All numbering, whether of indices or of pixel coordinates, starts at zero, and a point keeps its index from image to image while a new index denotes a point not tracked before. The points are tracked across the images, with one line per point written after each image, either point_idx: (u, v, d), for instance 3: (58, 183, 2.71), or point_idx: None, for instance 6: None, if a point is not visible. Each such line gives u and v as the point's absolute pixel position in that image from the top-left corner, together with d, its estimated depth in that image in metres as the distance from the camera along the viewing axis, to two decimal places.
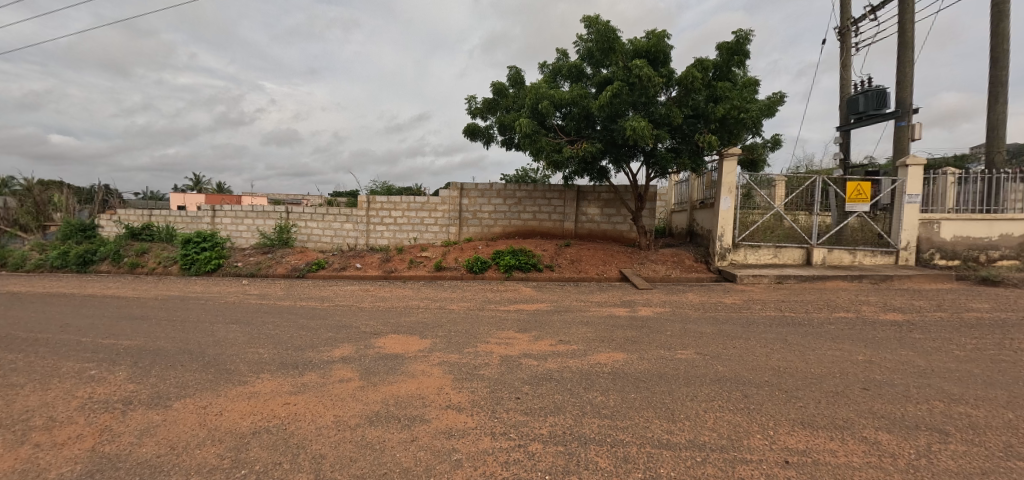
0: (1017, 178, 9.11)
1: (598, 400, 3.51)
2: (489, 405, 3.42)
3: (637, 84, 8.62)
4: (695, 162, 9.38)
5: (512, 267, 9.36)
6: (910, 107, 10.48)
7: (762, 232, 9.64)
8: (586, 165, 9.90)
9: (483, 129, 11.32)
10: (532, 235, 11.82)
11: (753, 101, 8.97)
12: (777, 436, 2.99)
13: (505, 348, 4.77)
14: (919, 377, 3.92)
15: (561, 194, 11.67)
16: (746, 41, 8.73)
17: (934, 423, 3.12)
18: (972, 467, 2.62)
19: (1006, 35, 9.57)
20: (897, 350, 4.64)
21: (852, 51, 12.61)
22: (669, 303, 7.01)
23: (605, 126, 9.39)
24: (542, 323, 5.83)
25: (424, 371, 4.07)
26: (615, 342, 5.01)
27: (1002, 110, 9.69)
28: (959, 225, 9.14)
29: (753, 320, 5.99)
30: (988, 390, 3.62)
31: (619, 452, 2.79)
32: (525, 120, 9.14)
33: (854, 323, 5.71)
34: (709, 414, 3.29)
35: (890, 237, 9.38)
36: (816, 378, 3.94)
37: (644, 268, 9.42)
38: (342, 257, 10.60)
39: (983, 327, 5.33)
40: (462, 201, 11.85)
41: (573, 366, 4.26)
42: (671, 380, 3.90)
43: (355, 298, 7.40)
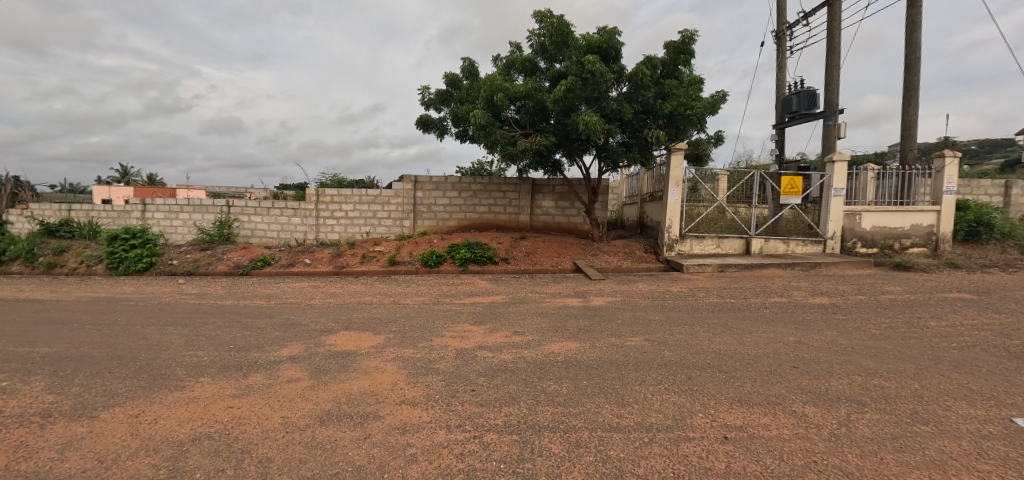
0: (926, 174, 10.09)
1: (552, 388, 3.59)
2: (445, 398, 3.41)
3: (590, 79, 8.80)
4: (645, 156, 9.69)
5: (467, 260, 9.33)
6: (836, 107, 11.28)
7: (706, 223, 10.13)
8: (540, 158, 10.00)
9: (436, 121, 11.17)
10: (488, 228, 11.84)
11: (698, 98, 9.37)
12: (717, 414, 3.17)
13: (460, 341, 4.77)
14: (841, 355, 4.27)
15: (516, 187, 11.74)
16: (691, 41, 9.09)
17: (853, 395, 3.43)
18: (885, 432, 2.90)
19: (918, 44, 10.49)
20: (823, 331, 5.04)
21: (786, 54, 13.39)
22: (620, 293, 7.24)
23: (559, 120, 9.51)
24: (497, 314, 5.89)
25: (378, 368, 4.00)
26: (568, 332, 5.13)
27: (914, 112, 10.63)
28: (877, 216, 9.97)
29: (697, 306, 6.31)
30: (899, 364, 4.01)
31: (571, 438, 2.88)
32: (480, 112, 9.09)
33: (786, 307, 6.14)
34: (657, 397, 3.44)
35: (819, 228, 10.12)
36: (752, 359, 4.21)
37: (597, 259, 9.66)
38: (290, 253, 10.17)
39: (895, 307, 5.88)
40: (417, 195, 11.66)
41: (528, 356, 4.33)
42: (622, 367, 4.05)
43: (304, 295, 7.14)
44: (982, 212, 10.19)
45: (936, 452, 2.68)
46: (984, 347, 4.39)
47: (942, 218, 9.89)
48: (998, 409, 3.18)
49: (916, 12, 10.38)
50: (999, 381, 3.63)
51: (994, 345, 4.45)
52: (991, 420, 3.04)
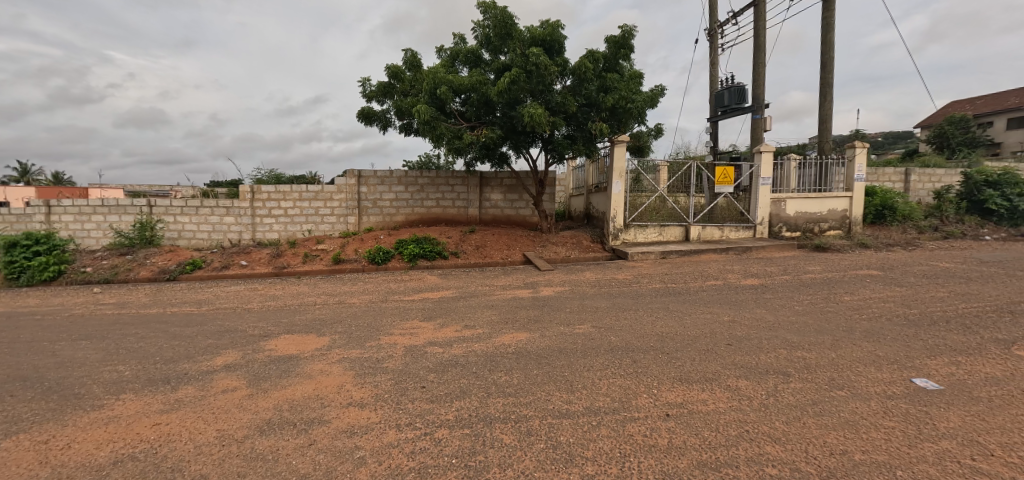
0: (840, 164, 11.02)
1: (502, 380, 3.62)
2: (394, 397, 3.35)
3: (534, 72, 8.84)
4: (589, 148, 9.88)
5: (416, 256, 9.17)
6: (762, 102, 12.03)
7: (648, 213, 10.52)
8: (487, 151, 9.96)
9: (379, 113, 10.84)
10: (436, 222, 11.68)
11: (639, 92, 9.67)
12: (660, 394, 3.32)
13: (410, 338, 4.69)
14: (769, 330, 4.61)
15: (464, 181, 11.66)
16: (631, 36, 9.34)
17: (780, 367, 3.70)
18: (807, 399, 3.16)
19: (832, 44, 11.36)
20: (753, 309, 5.41)
21: (718, 51, 14.09)
22: (568, 282, 7.39)
23: (505, 113, 9.51)
24: (448, 309, 5.85)
25: (323, 371, 3.85)
26: (518, 323, 5.20)
27: (829, 107, 11.53)
28: (799, 202, 10.76)
29: (641, 292, 6.57)
30: (819, 336, 4.37)
31: (522, 427, 2.91)
32: (424, 105, 8.91)
33: (721, 289, 6.52)
34: (604, 381, 3.56)
35: (750, 214, 10.79)
36: (691, 339, 4.44)
37: (545, 250, 9.80)
38: (223, 255, 9.56)
39: (816, 285, 6.41)
40: (361, 190, 11.29)
41: (479, 349, 4.33)
42: (570, 354, 4.14)
43: (240, 298, 6.74)
44: (886, 196, 11.27)
45: (850, 413, 2.96)
46: (889, 317, 4.88)
47: (854, 203, 10.83)
48: (900, 372, 3.54)
49: (830, 14, 11.23)
50: (901, 346, 4.05)
51: (897, 315, 4.96)
52: (895, 381, 3.39)
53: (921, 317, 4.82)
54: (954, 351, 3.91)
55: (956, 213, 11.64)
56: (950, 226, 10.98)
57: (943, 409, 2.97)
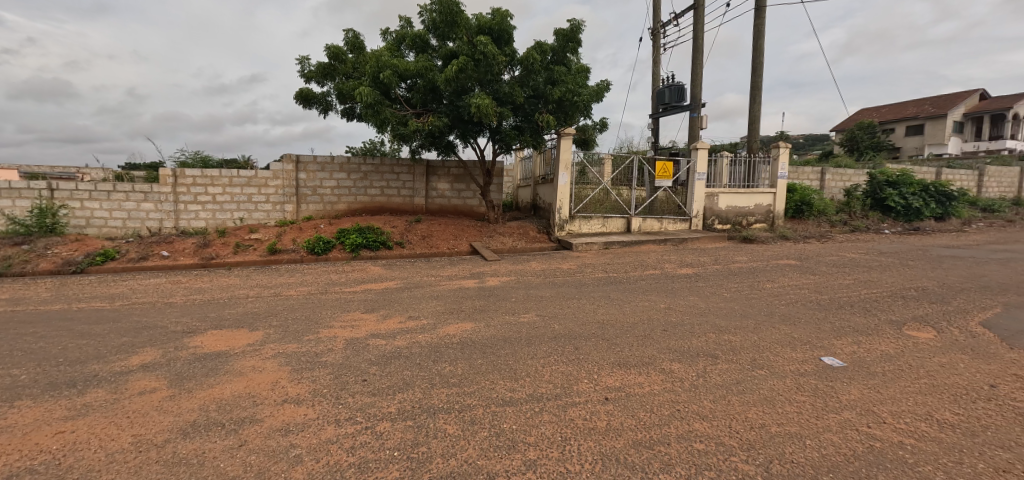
0: (767, 162, 11.83)
1: (447, 370, 3.61)
2: (333, 392, 3.25)
3: (482, 61, 8.75)
4: (536, 140, 9.95)
5: (358, 246, 8.88)
6: (699, 101, 12.63)
7: (592, 204, 10.80)
8: (433, 138, 9.78)
9: (319, 96, 10.33)
10: (380, 211, 11.37)
11: (585, 86, 9.83)
12: (600, 379, 3.45)
13: (351, 331, 4.56)
14: (700, 316, 4.91)
15: (410, 169, 11.41)
16: (579, 31, 9.46)
17: (709, 350, 3.95)
18: (732, 379, 3.40)
19: (762, 49, 12.09)
20: (687, 297, 5.73)
21: (660, 50, 14.59)
22: (514, 272, 7.47)
23: (451, 101, 9.36)
24: (391, 300, 5.73)
25: (255, 367, 3.66)
26: (463, 313, 5.19)
27: (759, 108, 12.30)
28: (730, 197, 11.46)
29: (584, 281, 6.76)
30: (744, 321, 4.70)
31: (466, 417, 2.93)
32: (366, 89, 8.58)
33: (659, 278, 6.84)
34: (546, 368, 3.64)
35: (686, 207, 11.36)
36: (629, 326, 4.64)
37: (492, 241, 9.82)
38: (141, 245, 8.79)
39: (743, 274, 6.88)
40: (299, 176, 10.75)
41: (423, 340, 4.29)
42: (514, 343, 4.20)
43: (161, 292, 6.24)
44: (805, 193, 12.24)
45: (768, 390, 3.22)
46: (803, 302, 5.33)
47: (778, 199, 11.68)
48: (812, 351, 3.89)
49: (761, 22, 11.94)
50: (813, 328, 4.45)
51: (811, 300, 5.44)
52: (807, 360, 3.72)
53: (831, 302, 5.31)
54: (856, 331, 4.35)
55: (862, 209, 12.87)
56: (857, 220, 12.14)
57: (846, 384, 3.30)
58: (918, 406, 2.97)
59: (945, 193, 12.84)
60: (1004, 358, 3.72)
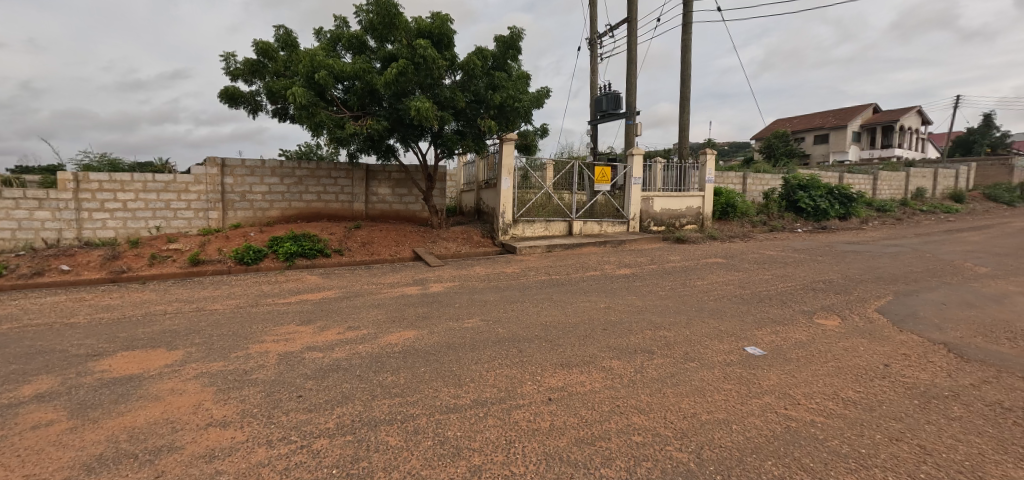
0: (695, 167, 12.59)
1: (389, 381, 3.52)
2: (264, 411, 3.06)
3: (422, 64, 8.65)
4: (478, 145, 9.96)
5: (293, 254, 8.43)
6: (634, 109, 13.21)
7: (535, 208, 10.96)
8: (372, 142, 9.52)
9: (247, 95, 9.75)
10: (316, 218, 10.90)
11: (526, 92, 9.96)
12: (543, 380, 3.50)
13: (284, 345, 4.33)
14: (638, 314, 5.12)
15: (348, 173, 11.05)
16: (519, 38, 9.60)
17: (645, 346, 4.12)
18: (666, 372, 3.58)
19: (689, 62, 12.86)
20: (625, 296, 5.96)
21: (597, 59, 15.11)
22: (458, 277, 7.41)
23: (391, 104, 9.17)
24: (328, 311, 5.49)
25: (174, 390, 3.38)
26: (406, 321, 5.07)
27: (688, 117, 13.06)
28: (664, 200, 12.06)
29: (527, 284, 6.84)
30: (677, 317, 4.96)
31: (409, 427, 2.87)
32: (299, 89, 8.21)
33: (599, 279, 7.07)
34: (490, 373, 3.65)
35: (624, 210, 11.81)
36: (571, 327, 4.75)
37: (436, 246, 9.70)
38: (36, 259, 7.84)
39: (676, 273, 7.26)
40: (225, 181, 10.08)
41: (363, 351, 4.15)
42: (458, 349, 4.17)
43: (61, 312, 5.59)
44: (730, 196, 13.12)
45: (699, 381, 3.41)
46: (729, 297, 5.71)
47: (706, 201, 12.44)
48: (736, 342, 4.18)
49: (688, 36, 12.70)
50: (738, 321, 4.78)
51: (735, 295, 5.85)
52: (733, 351, 3.98)
53: (752, 296, 5.73)
54: (774, 322, 4.72)
55: (779, 210, 13.99)
56: (775, 221, 13.18)
57: (766, 371, 3.57)
58: (827, 387, 3.27)
59: (846, 195, 14.26)
60: (896, 340, 4.19)
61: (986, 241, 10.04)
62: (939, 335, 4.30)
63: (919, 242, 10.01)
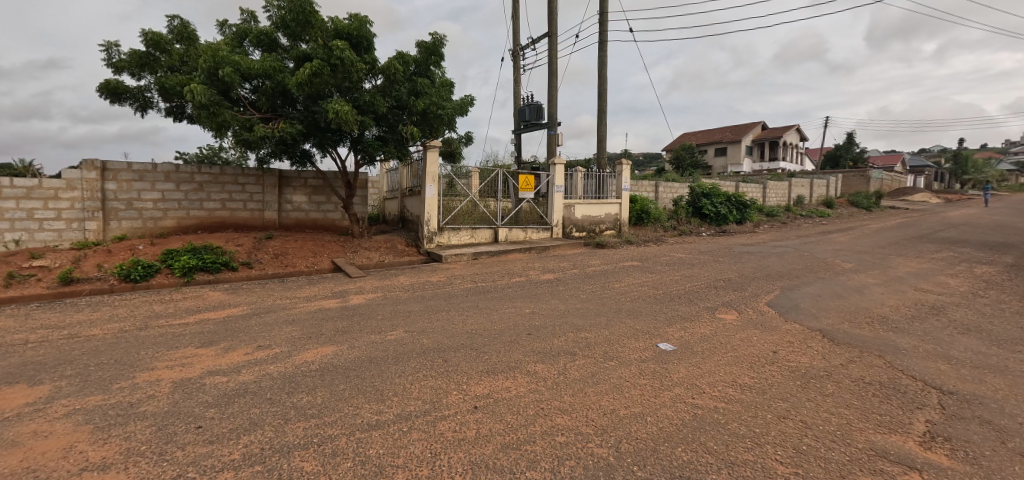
0: (613, 176, 13.27)
1: (304, 401, 3.31)
2: (155, 448, 2.74)
3: (339, 66, 8.30)
4: (400, 151, 9.72)
5: (192, 269, 7.65)
6: (556, 120, 13.65)
7: (461, 216, 10.90)
8: (284, 146, 8.94)
9: (134, 90, 8.75)
10: (220, 228, 10.01)
11: (449, 99, 9.92)
12: (468, 388, 3.48)
13: (181, 371, 3.91)
14: (561, 317, 5.28)
15: (258, 179, 10.31)
16: (441, 45, 9.55)
17: (568, 349, 4.25)
18: (587, 372, 3.72)
19: (606, 77, 13.56)
20: (549, 300, 6.12)
21: (519, 70, 15.44)
22: (381, 288, 7.17)
23: (306, 107, 8.68)
24: (234, 330, 5.05)
25: (37, 433, 2.92)
26: (324, 336, 4.80)
27: (605, 128, 13.74)
28: (585, 207, 12.57)
29: (453, 292, 6.79)
30: (597, 318, 5.18)
31: (326, 449, 2.71)
32: (200, 86, 7.53)
33: (523, 284, 7.19)
34: (415, 385, 3.56)
35: (547, 217, 12.13)
36: (497, 333, 4.78)
37: (357, 256, 9.31)
38: None
39: (596, 276, 7.57)
40: (106, 187, 8.94)
41: (275, 371, 3.87)
42: (381, 362, 4.03)
43: None
44: (644, 203, 13.97)
45: (617, 378, 3.58)
46: (644, 298, 6.07)
47: (623, 208, 13.15)
48: (650, 340, 4.44)
49: (604, 52, 13.40)
50: (652, 319, 5.09)
51: (650, 295, 6.23)
52: (648, 348, 4.22)
53: (664, 296, 6.13)
54: (683, 319, 5.08)
55: (687, 216, 15.15)
56: (683, 226, 14.27)
57: (676, 364, 3.83)
58: (727, 375, 3.58)
59: (742, 202, 15.80)
60: (783, 330, 4.69)
61: (850, 241, 11.61)
62: (816, 323, 4.90)
63: (799, 243, 11.35)
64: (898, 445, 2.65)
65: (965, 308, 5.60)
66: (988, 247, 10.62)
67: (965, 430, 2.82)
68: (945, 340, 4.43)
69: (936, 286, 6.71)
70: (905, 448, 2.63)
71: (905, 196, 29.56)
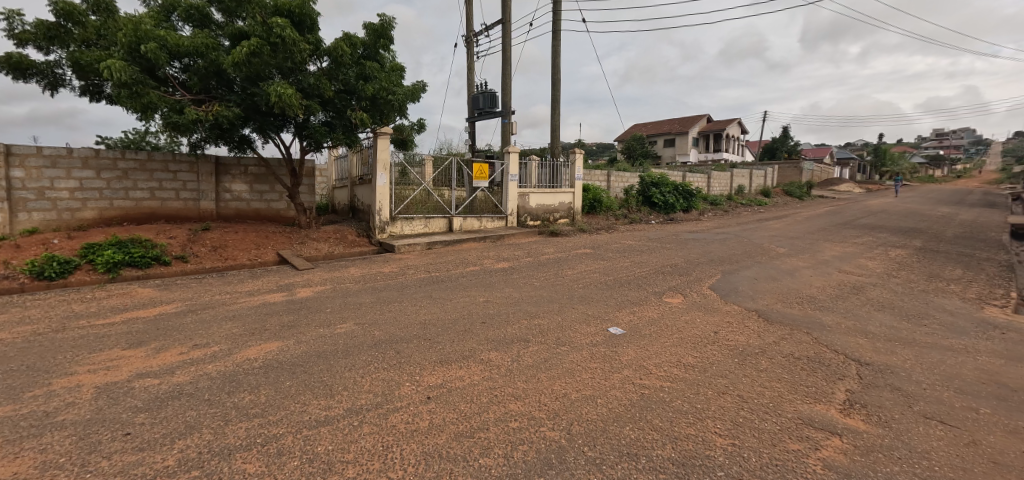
0: (567, 165, 13.44)
1: (246, 401, 3.15)
2: (75, 459, 2.53)
3: (280, 46, 7.83)
4: (349, 137, 9.36)
5: (117, 264, 7.07)
6: (509, 108, 13.61)
7: (414, 205, 10.69)
8: (221, 131, 8.38)
9: (42, 66, 7.90)
10: (149, 219, 9.30)
11: (400, 85, 9.64)
12: (422, 379, 3.45)
13: (106, 374, 3.62)
14: (514, 305, 5.32)
15: (191, 166, 9.64)
16: (391, 28, 9.23)
17: (522, 336, 4.29)
18: (540, 358, 3.77)
19: (559, 67, 13.63)
20: (502, 289, 6.14)
21: (473, 57, 15.23)
22: (330, 280, 6.93)
23: (243, 89, 8.16)
24: (167, 328, 4.73)
25: None
26: (268, 332, 4.59)
27: (559, 117, 13.85)
28: (539, 196, 12.67)
29: (406, 283, 6.66)
30: (550, 305, 5.26)
31: (271, 449, 2.60)
32: (120, 63, 6.90)
33: (477, 273, 7.17)
34: (366, 378, 3.47)
35: (502, 206, 12.13)
36: (451, 323, 4.75)
37: (304, 248, 8.95)
38: None
39: (550, 264, 7.66)
40: (11, 174, 8.07)
41: (214, 371, 3.67)
42: (330, 357, 3.90)
43: None
44: (596, 192, 14.25)
45: (569, 363, 3.66)
46: (596, 284, 6.22)
47: (576, 197, 13.37)
48: (601, 324, 4.56)
49: (557, 41, 13.44)
50: (603, 305, 5.22)
51: (601, 281, 6.39)
52: (599, 333, 4.33)
53: (614, 282, 6.30)
54: (631, 303, 5.25)
55: (637, 204, 15.60)
56: (633, 214, 14.69)
57: (625, 347, 3.96)
58: (673, 356, 3.74)
59: (688, 192, 16.46)
60: (724, 311, 4.95)
61: (784, 227, 12.38)
62: (753, 304, 5.20)
63: (739, 230, 11.98)
64: (822, 413, 2.88)
65: (881, 287, 6.13)
66: (901, 232, 11.64)
67: (878, 396, 3.10)
68: (864, 317, 4.84)
69: (857, 268, 7.30)
70: (828, 415, 2.85)
71: (832, 185, 31.84)
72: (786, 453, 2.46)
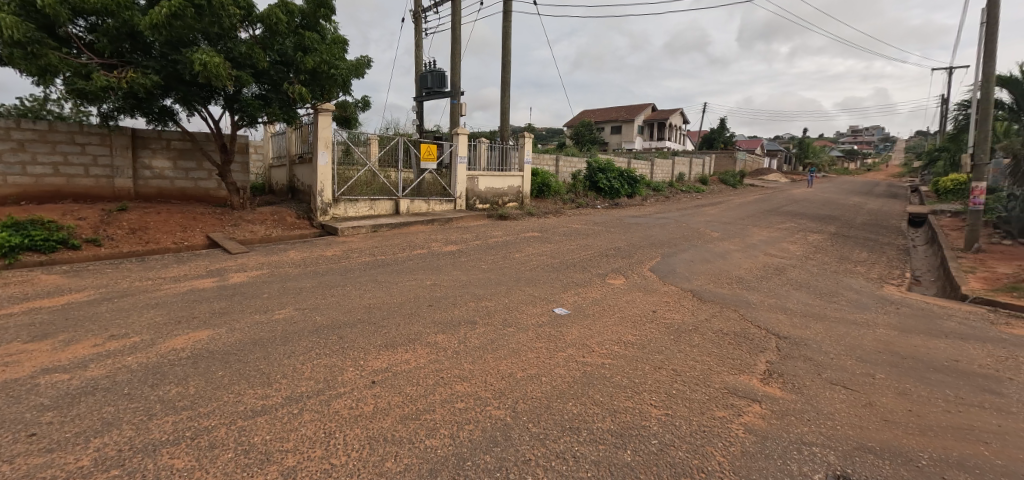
0: (516, 148, 13.46)
1: (174, 393, 2.97)
2: None
3: (206, 9, 7.20)
4: (287, 113, 8.83)
5: (15, 248, 6.34)
6: (458, 89, 13.36)
7: (359, 186, 10.33)
8: (137, 100, 7.65)
9: None
10: (53, 197, 8.39)
11: (342, 58, 9.19)
12: (366, 363, 3.39)
13: (5, 371, 3.27)
14: (462, 287, 5.31)
15: (103, 139, 8.76)
16: None
17: (469, 318, 4.31)
18: (487, 339, 3.81)
19: (509, 48, 13.51)
20: (450, 272, 6.11)
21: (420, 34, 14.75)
22: (267, 264, 6.60)
23: (163, 54, 7.47)
24: (78, 319, 4.33)
25: None
26: (197, 320, 4.32)
27: (508, 100, 13.79)
28: (489, 179, 12.63)
29: (350, 267, 6.47)
30: (497, 287, 5.31)
31: (202, 442, 2.48)
32: (10, 17, 6.08)
33: (424, 256, 7.08)
34: (306, 365, 3.37)
35: (451, 189, 11.99)
36: (396, 306, 4.68)
37: (237, 230, 8.44)
38: None
39: (497, 247, 7.69)
40: None
41: (135, 363, 3.41)
42: (267, 344, 3.75)
43: None
44: (545, 177, 14.38)
45: (515, 343, 3.73)
46: (542, 266, 6.33)
47: (525, 181, 13.45)
48: (546, 305, 4.67)
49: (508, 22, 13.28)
50: (548, 287, 5.33)
51: (547, 264, 6.51)
52: (544, 313, 4.44)
53: (560, 264, 6.44)
54: (576, 285, 5.40)
55: (583, 189, 15.91)
56: (580, 199, 15.00)
57: (568, 327, 4.08)
58: (613, 335, 3.90)
59: (632, 178, 17.01)
60: (661, 292, 5.20)
61: (719, 213, 13.12)
62: (688, 285, 5.50)
63: (678, 215, 12.57)
64: (745, 383, 3.12)
65: (800, 269, 6.67)
66: (819, 218, 12.68)
67: (793, 367, 3.40)
68: (784, 295, 5.26)
69: (780, 251, 7.89)
70: (750, 385, 3.10)
71: (762, 175, 34.03)
72: (713, 421, 2.66)
